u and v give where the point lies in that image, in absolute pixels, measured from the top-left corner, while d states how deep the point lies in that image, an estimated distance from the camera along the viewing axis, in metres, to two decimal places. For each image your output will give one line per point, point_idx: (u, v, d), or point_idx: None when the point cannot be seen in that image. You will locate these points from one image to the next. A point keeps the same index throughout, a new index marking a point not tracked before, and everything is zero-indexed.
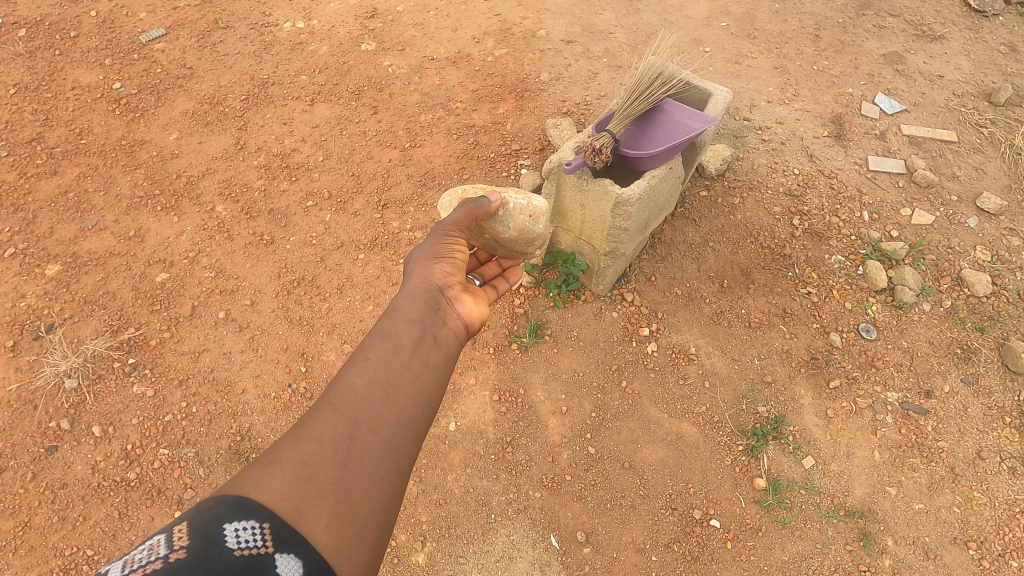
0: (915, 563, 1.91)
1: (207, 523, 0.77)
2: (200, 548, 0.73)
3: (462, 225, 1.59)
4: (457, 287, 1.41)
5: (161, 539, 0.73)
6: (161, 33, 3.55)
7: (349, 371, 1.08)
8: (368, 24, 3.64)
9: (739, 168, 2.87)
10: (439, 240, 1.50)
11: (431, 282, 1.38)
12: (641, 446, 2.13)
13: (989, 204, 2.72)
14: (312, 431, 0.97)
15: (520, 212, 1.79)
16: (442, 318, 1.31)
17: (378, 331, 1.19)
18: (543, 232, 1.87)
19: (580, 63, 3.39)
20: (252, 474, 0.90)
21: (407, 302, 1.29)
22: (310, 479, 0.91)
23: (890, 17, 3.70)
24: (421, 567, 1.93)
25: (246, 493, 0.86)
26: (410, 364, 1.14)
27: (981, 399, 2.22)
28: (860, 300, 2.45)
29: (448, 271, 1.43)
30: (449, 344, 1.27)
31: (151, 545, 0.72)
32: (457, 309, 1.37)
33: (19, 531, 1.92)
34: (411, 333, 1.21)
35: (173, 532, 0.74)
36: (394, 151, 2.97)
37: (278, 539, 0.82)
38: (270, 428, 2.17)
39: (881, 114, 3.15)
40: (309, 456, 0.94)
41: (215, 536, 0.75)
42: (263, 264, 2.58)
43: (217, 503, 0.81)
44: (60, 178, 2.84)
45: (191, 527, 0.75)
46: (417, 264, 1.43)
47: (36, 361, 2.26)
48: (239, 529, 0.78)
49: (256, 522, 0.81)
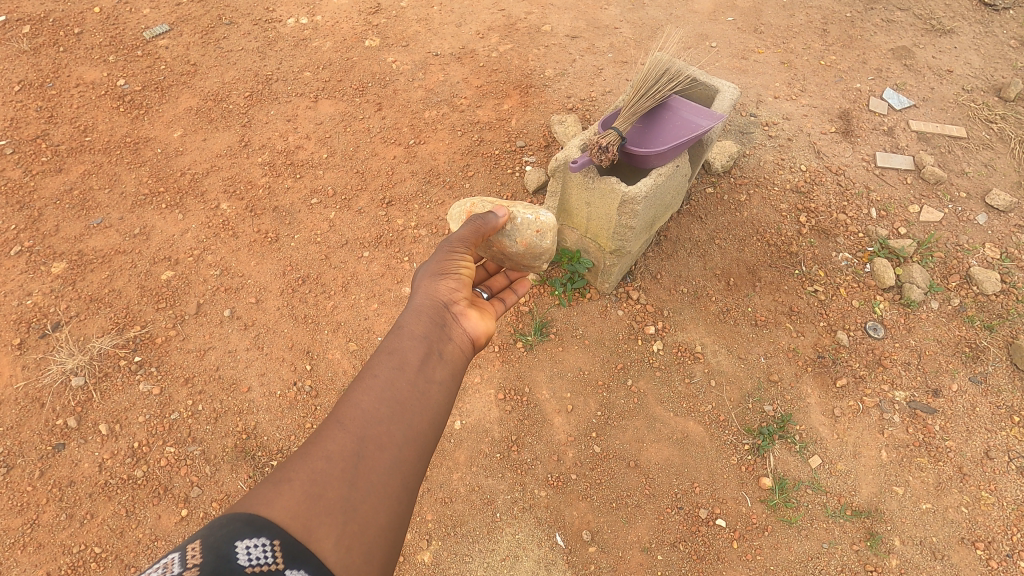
0: (922, 563, 1.90)
1: (219, 540, 0.77)
2: (213, 565, 0.73)
3: (469, 240, 1.58)
4: (463, 302, 1.41)
5: (175, 558, 0.74)
6: (165, 29, 3.54)
7: (356, 390, 1.08)
8: (372, 20, 3.62)
9: (745, 165, 2.85)
10: (445, 255, 1.49)
11: (436, 298, 1.37)
12: (646, 446, 2.13)
13: (998, 201, 2.69)
14: (321, 449, 0.97)
15: (527, 228, 1.79)
16: (447, 334, 1.31)
17: (385, 349, 1.19)
18: (550, 246, 1.87)
19: (585, 59, 3.36)
20: (262, 492, 0.90)
21: (413, 318, 1.29)
22: (319, 497, 0.91)
23: (898, 11, 3.66)
24: (426, 566, 1.93)
25: (257, 511, 0.86)
26: (416, 382, 1.14)
27: (989, 398, 2.20)
28: (867, 298, 2.44)
29: (453, 287, 1.42)
30: (454, 361, 1.27)
31: (165, 564, 0.73)
32: (462, 324, 1.37)
33: (27, 528, 1.94)
34: (417, 350, 1.21)
35: (186, 550, 0.74)
36: (398, 148, 2.96)
37: (289, 555, 0.82)
38: (276, 426, 2.17)
39: (889, 110, 3.12)
40: (318, 473, 0.94)
41: (227, 553, 0.76)
42: (268, 261, 2.58)
43: (229, 522, 0.81)
44: (65, 175, 2.84)
45: (204, 545, 0.75)
46: (423, 279, 1.42)
47: (43, 359, 2.27)
48: (250, 546, 0.79)
49: (267, 538, 0.81)
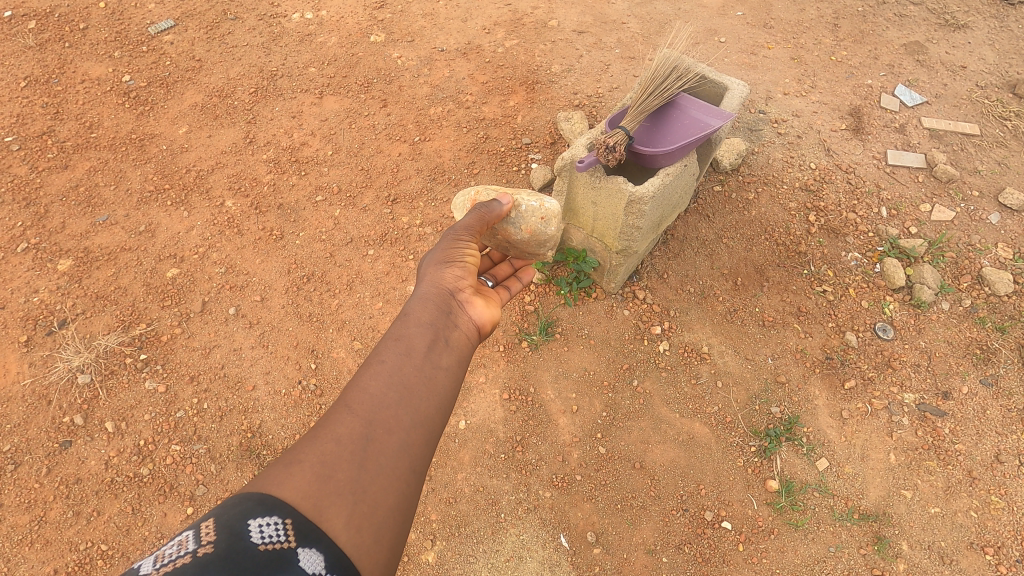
0: (929, 567, 1.88)
1: (232, 519, 0.77)
2: (227, 542, 0.73)
3: (473, 228, 1.57)
4: (468, 291, 1.40)
5: (189, 536, 0.75)
6: (170, 24, 3.52)
7: (364, 375, 1.07)
8: (378, 15, 3.60)
9: (754, 163, 2.81)
10: (450, 243, 1.48)
11: (442, 286, 1.36)
12: (652, 447, 2.12)
13: (1012, 200, 2.64)
14: (330, 432, 0.97)
15: (532, 215, 1.77)
16: (453, 321, 1.30)
17: (391, 335, 1.18)
18: (555, 233, 1.85)
19: (592, 54, 3.33)
20: (273, 473, 0.89)
21: (419, 306, 1.28)
22: (329, 478, 0.90)
23: (911, 5, 3.60)
24: (431, 566, 1.92)
25: (268, 491, 0.85)
26: (423, 367, 1.13)
27: (1000, 401, 2.17)
28: (877, 299, 2.41)
29: (459, 275, 1.41)
30: (460, 347, 1.26)
31: (180, 541, 0.73)
32: (467, 312, 1.36)
33: (34, 525, 1.95)
34: (424, 336, 1.19)
35: (200, 528, 0.75)
36: (403, 145, 2.95)
37: (300, 533, 0.81)
38: (281, 425, 2.17)
39: (901, 107, 3.07)
40: (328, 456, 0.93)
41: (240, 531, 0.76)
42: (273, 259, 2.58)
43: (241, 501, 0.81)
44: (71, 172, 2.84)
45: (217, 523, 0.76)
46: (428, 268, 1.41)
47: (49, 357, 2.28)
48: (263, 525, 0.78)
49: (279, 517, 0.81)
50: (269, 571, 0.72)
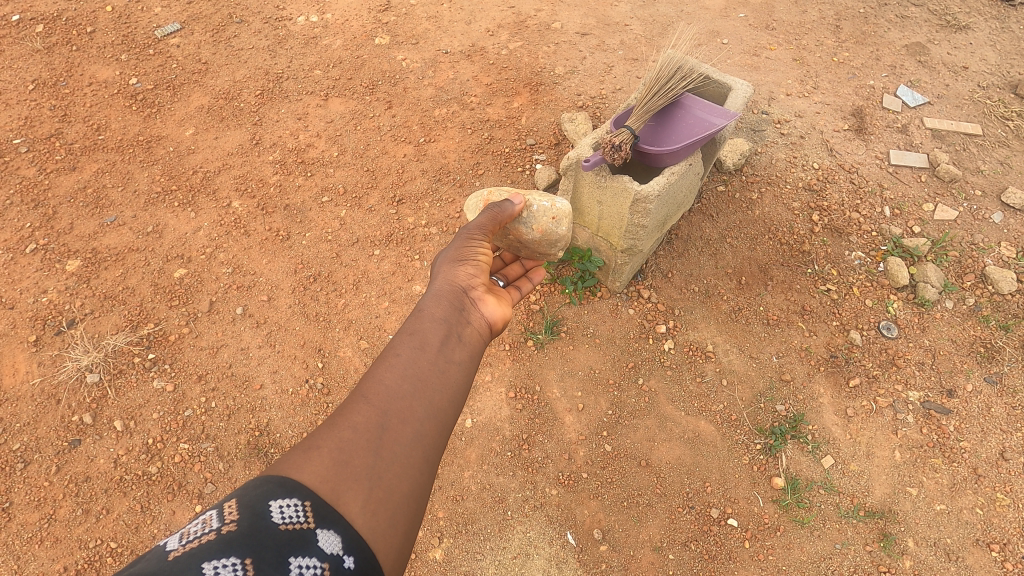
0: (935, 564, 1.88)
1: (254, 499, 0.80)
2: (249, 522, 0.76)
3: (485, 228, 1.58)
4: (481, 288, 1.41)
5: (213, 514, 0.78)
6: (175, 28, 3.55)
7: (380, 367, 1.09)
8: (382, 18, 3.62)
9: (757, 163, 2.82)
10: (464, 242, 1.50)
11: (455, 284, 1.38)
12: (658, 445, 2.12)
13: (1014, 199, 2.66)
14: (347, 420, 0.98)
15: (543, 214, 1.78)
16: (466, 318, 1.31)
17: (406, 329, 1.20)
18: (566, 232, 1.86)
19: (595, 56, 3.35)
20: (292, 458, 0.91)
21: (432, 302, 1.30)
22: (346, 463, 0.91)
23: (913, 7, 3.62)
24: (438, 563, 1.93)
25: (288, 474, 0.87)
26: (437, 361, 1.14)
27: (1005, 399, 2.18)
28: (882, 298, 2.42)
29: (472, 273, 1.43)
30: (473, 343, 1.27)
31: (205, 519, 0.77)
32: (480, 309, 1.37)
33: (44, 523, 1.96)
34: (437, 331, 1.21)
35: (224, 507, 0.78)
36: (408, 146, 2.97)
37: (318, 515, 0.83)
38: (288, 424, 2.19)
39: (903, 107, 3.09)
40: (345, 443, 0.94)
41: (261, 511, 0.78)
42: (279, 259, 2.59)
43: (263, 483, 0.84)
44: (79, 174, 2.86)
45: (240, 504, 0.78)
46: (442, 266, 1.43)
47: (58, 356, 2.29)
48: (284, 506, 0.81)
49: (298, 499, 0.83)
50: (286, 553, 0.75)
